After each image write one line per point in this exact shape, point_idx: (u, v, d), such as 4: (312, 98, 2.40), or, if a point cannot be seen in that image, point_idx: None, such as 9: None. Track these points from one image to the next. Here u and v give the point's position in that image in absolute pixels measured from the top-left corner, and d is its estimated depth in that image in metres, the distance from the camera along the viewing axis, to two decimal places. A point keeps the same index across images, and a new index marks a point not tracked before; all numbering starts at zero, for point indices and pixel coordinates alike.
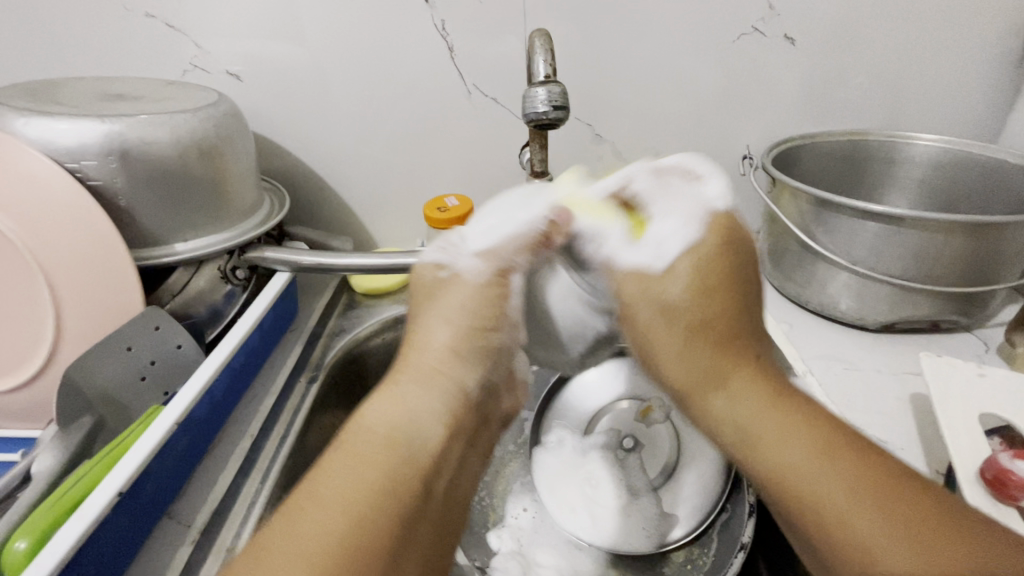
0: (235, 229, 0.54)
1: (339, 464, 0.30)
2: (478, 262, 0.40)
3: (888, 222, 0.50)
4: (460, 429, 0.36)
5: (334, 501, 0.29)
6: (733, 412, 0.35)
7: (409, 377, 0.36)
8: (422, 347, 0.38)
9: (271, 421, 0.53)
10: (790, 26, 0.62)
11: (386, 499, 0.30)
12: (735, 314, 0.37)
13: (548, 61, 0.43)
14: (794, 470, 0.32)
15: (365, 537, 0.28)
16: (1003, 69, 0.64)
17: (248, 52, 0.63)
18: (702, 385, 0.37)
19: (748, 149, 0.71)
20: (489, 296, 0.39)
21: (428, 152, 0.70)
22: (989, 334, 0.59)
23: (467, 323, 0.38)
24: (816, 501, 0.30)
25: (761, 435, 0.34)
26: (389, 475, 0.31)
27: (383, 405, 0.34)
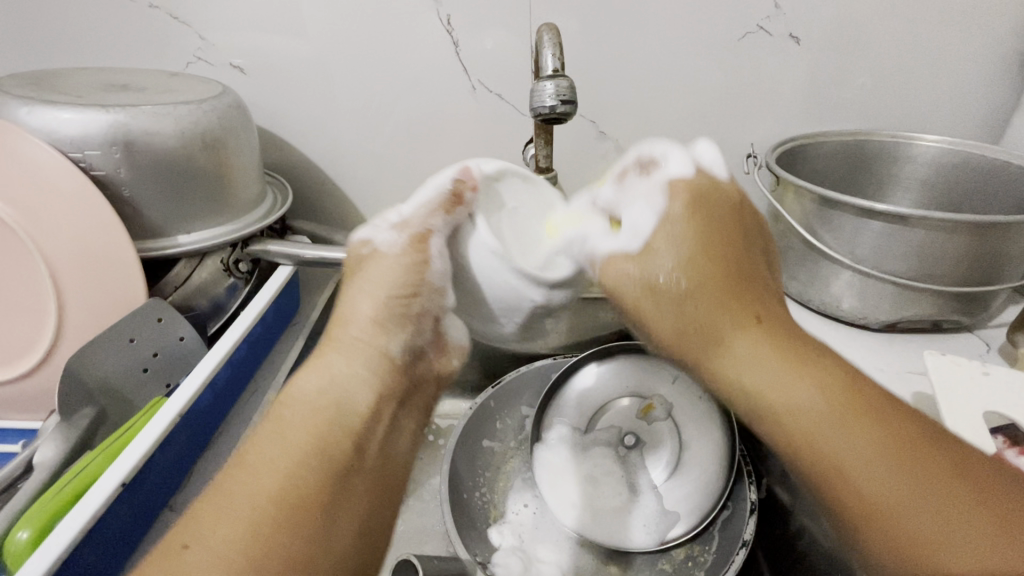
0: (238, 221, 0.54)
1: (268, 432, 0.31)
2: (397, 235, 0.38)
3: (893, 221, 0.50)
4: (392, 391, 0.36)
5: (266, 466, 0.29)
6: (747, 358, 0.33)
7: (333, 346, 0.36)
8: (346, 320, 0.36)
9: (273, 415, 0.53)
10: (796, 24, 0.62)
11: (314, 457, 0.30)
12: (729, 262, 0.35)
13: (556, 55, 0.43)
14: (809, 422, 0.31)
15: (297, 494, 0.29)
16: (1010, 69, 0.64)
17: (252, 45, 0.63)
18: (712, 335, 0.34)
19: (753, 147, 0.70)
20: (407, 264, 0.36)
21: (432, 147, 0.70)
22: (991, 335, 0.59)
23: (394, 286, 0.36)
24: (842, 470, 0.30)
25: (784, 407, 0.32)
26: (318, 439, 0.31)
27: (310, 373, 0.34)
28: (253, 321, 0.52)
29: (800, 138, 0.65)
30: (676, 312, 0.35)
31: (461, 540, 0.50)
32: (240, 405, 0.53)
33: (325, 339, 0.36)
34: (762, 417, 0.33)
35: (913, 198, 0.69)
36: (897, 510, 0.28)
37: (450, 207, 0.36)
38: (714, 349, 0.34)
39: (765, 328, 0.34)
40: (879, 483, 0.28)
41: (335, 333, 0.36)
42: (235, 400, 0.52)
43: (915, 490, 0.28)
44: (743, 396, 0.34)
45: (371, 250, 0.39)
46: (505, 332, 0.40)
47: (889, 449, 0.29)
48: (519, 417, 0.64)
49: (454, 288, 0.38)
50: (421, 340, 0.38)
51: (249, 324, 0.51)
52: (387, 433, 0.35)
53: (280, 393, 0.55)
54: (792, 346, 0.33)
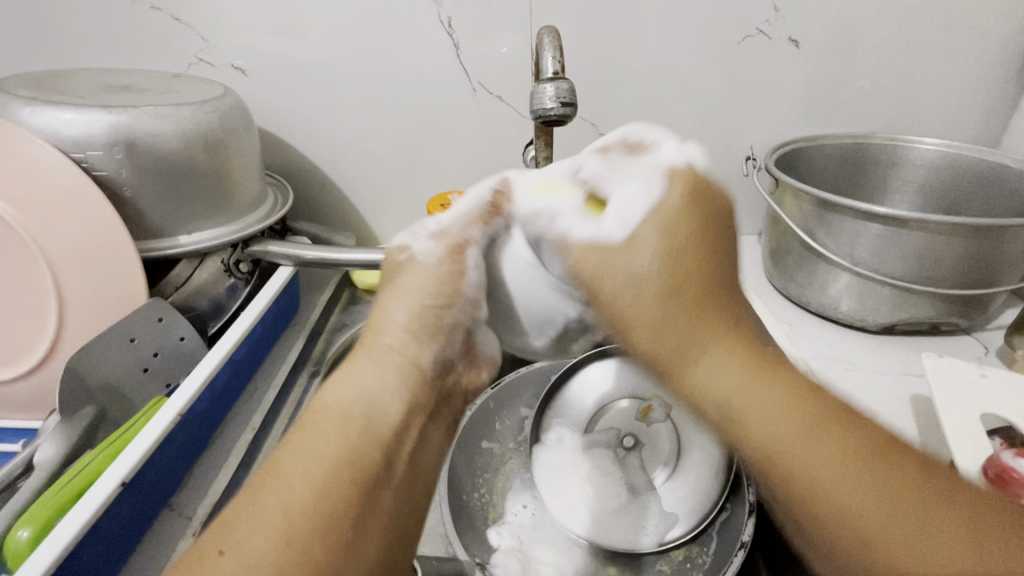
0: (239, 222, 0.55)
1: (299, 440, 0.30)
2: (433, 243, 0.39)
3: (892, 224, 0.50)
4: (423, 403, 0.36)
5: (294, 477, 0.29)
6: (715, 379, 0.31)
7: (365, 356, 0.36)
8: (379, 328, 0.37)
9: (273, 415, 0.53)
10: (795, 28, 0.62)
11: (344, 466, 0.30)
12: (712, 257, 0.33)
13: (556, 58, 0.43)
14: (780, 445, 0.28)
15: (330, 505, 0.28)
16: (1008, 73, 0.64)
17: (253, 47, 0.63)
18: (666, 345, 0.32)
19: (752, 149, 0.71)
20: (442, 274, 0.38)
21: (431, 149, 0.70)
22: (989, 337, 0.59)
23: (433, 295, 0.38)
24: (813, 482, 0.26)
25: (754, 414, 0.29)
26: (349, 449, 0.31)
27: (341, 383, 0.34)
28: (253, 321, 0.52)
29: (798, 141, 0.65)
30: (640, 320, 0.33)
31: (462, 543, 0.50)
32: (239, 406, 0.53)
33: (358, 349, 0.37)
34: (724, 422, 0.30)
35: (912, 201, 0.69)
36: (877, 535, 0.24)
37: (487, 218, 0.39)
38: (681, 367, 0.32)
39: (733, 342, 0.31)
40: (853, 496, 0.25)
41: (369, 343, 0.37)
42: (234, 401, 0.52)
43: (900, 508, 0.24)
44: (707, 404, 0.31)
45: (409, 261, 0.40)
46: (537, 346, 0.43)
47: (860, 458, 0.26)
48: (518, 418, 0.64)
49: (487, 301, 0.40)
50: (451, 352, 0.39)
51: (250, 325, 0.52)
52: (416, 445, 0.35)
53: (279, 393, 0.55)
54: (768, 360, 0.31)
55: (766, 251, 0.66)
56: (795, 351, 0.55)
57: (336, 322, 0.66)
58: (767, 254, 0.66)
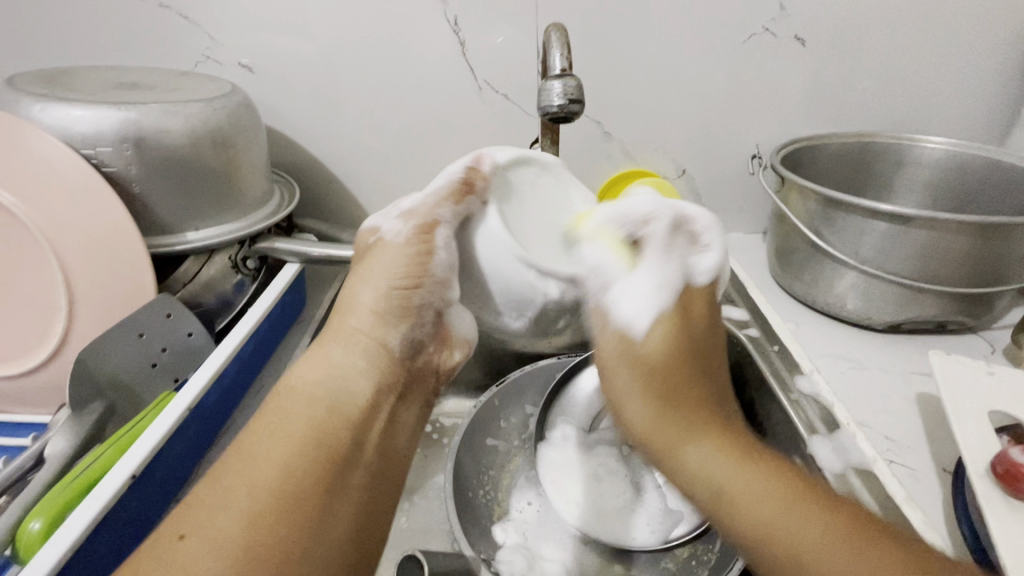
0: (247, 219, 0.55)
1: (269, 418, 0.33)
2: (402, 224, 0.41)
3: (898, 222, 0.50)
4: (388, 379, 0.38)
5: (263, 455, 0.30)
6: (707, 468, 0.34)
7: (334, 338, 0.38)
8: (347, 309, 0.39)
9: None
10: (801, 26, 0.62)
11: (312, 446, 0.32)
12: (685, 362, 0.38)
13: (563, 55, 0.43)
14: (774, 530, 0.31)
15: (297, 482, 0.30)
16: (1015, 70, 0.64)
17: (260, 45, 0.63)
18: (662, 438, 0.36)
19: (758, 148, 0.71)
20: (412, 254, 0.39)
21: (437, 146, 0.71)
22: (996, 336, 0.59)
23: (398, 275, 0.39)
24: (794, 552, 0.30)
25: (737, 492, 0.32)
26: (315, 427, 0.33)
27: (310, 365, 0.36)
28: (260, 318, 0.52)
29: (804, 139, 0.65)
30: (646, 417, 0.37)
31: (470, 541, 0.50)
32: (247, 402, 0.53)
33: (327, 334, 0.38)
34: (702, 502, 0.34)
35: (918, 199, 0.69)
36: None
37: (459, 197, 0.39)
38: (673, 461, 0.35)
39: (713, 428, 0.36)
40: (829, 564, 0.29)
41: (338, 324, 0.39)
42: (242, 397, 0.52)
43: (844, 560, 0.28)
44: (688, 483, 0.35)
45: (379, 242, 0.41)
46: (515, 328, 0.43)
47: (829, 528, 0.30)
48: (523, 415, 0.64)
49: (458, 280, 0.40)
50: (421, 333, 0.40)
51: (257, 322, 0.52)
52: (387, 425, 0.37)
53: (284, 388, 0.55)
54: (750, 449, 0.35)
55: (771, 250, 0.66)
56: (800, 349, 0.55)
57: None
58: (772, 253, 0.66)
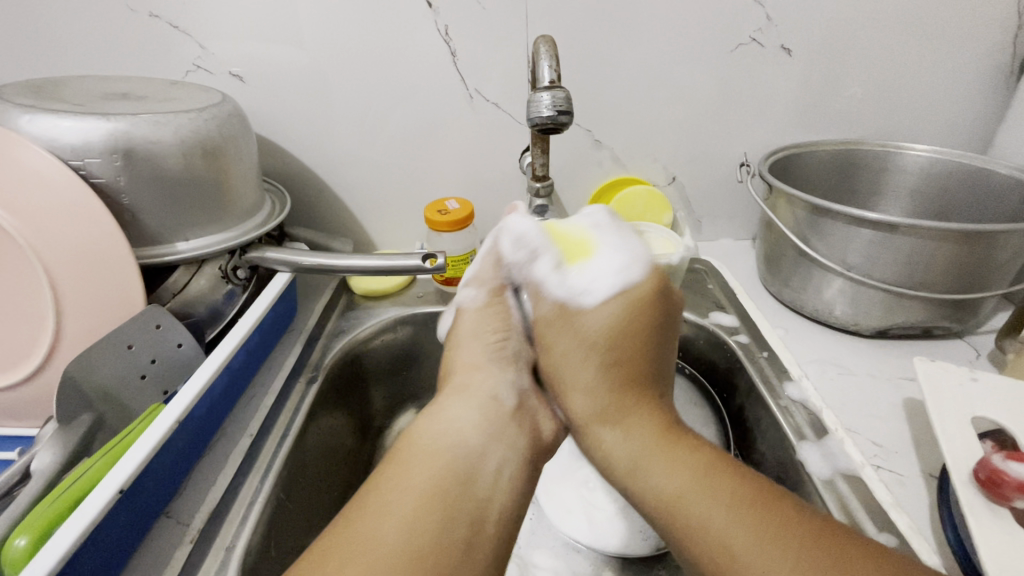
0: (237, 229, 0.55)
1: (392, 484, 0.34)
2: (472, 293, 0.47)
3: (883, 230, 0.51)
4: (505, 444, 0.38)
5: (389, 516, 0.31)
6: (619, 445, 0.38)
7: (459, 397, 0.40)
8: (461, 375, 0.42)
9: (270, 420, 0.52)
10: (787, 36, 0.63)
11: (436, 502, 0.33)
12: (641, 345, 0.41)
13: (553, 67, 0.43)
14: (673, 496, 0.35)
15: (425, 543, 0.31)
16: (996, 80, 0.65)
17: (251, 54, 0.63)
18: (595, 423, 0.40)
19: (746, 156, 0.72)
20: (492, 312, 0.46)
21: (428, 155, 0.71)
22: (980, 341, 0.60)
23: (491, 342, 0.44)
24: (690, 515, 0.33)
25: (642, 464, 0.37)
26: (439, 482, 0.34)
27: (446, 420, 0.38)
28: (251, 328, 0.52)
29: (792, 148, 0.66)
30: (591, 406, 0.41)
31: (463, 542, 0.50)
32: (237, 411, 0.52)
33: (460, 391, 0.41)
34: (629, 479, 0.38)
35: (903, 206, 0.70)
36: (720, 548, 0.31)
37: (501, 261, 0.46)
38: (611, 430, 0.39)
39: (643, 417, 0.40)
40: (721, 530, 0.32)
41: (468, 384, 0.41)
42: (232, 406, 0.52)
43: (749, 530, 0.31)
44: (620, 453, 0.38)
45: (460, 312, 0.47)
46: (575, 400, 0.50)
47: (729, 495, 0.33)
48: None
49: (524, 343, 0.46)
50: (516, 390, 0.42)
51: (248, 332, 0.52)
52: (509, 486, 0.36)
53: (275, 395, 0.55)
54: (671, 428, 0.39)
55: (760, 257, 0.67)
56: (789, 355, 0.56)
57: (335, 327, 0.65)
58: (761, 260, 0.67)
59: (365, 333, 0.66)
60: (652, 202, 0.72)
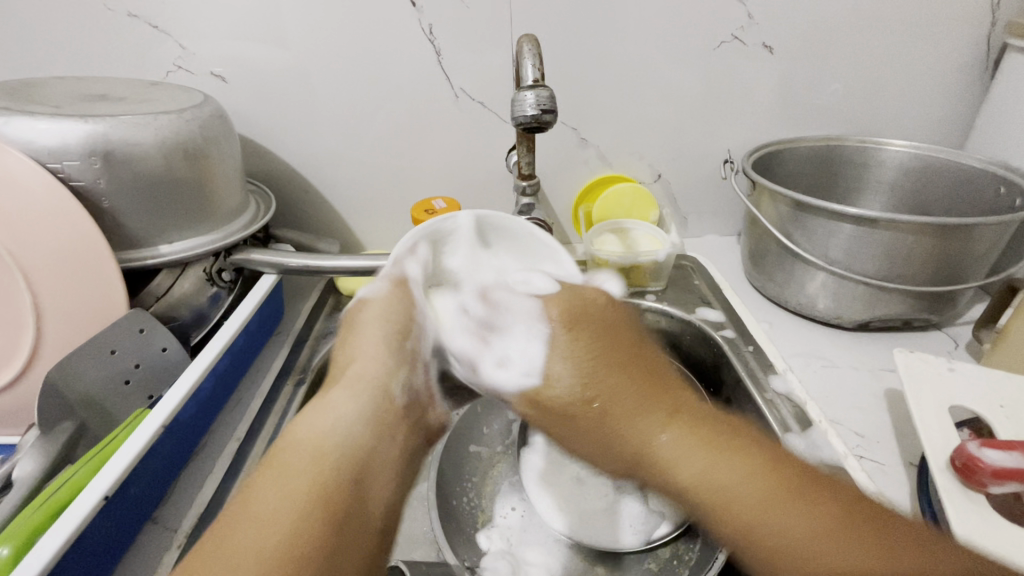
0: (220, 231, 0.54)
1: (263, 491, 0.28)
2: (384, 287, 0.42)
3: (863, 224, 0.52)
4: (391, 441, 0.34)
5: (253, 534, 0.26)
6: (674, 452, 0.35)
7: (339, 394, 0.34)
8: (347, 364, 0.37)
9: (258, 423, 0.52)
10: (768, 35, 0.64)
11: (315, 500, 0.28)
12: (631, 366, 0.40)
13: (536, 66, 0.44)
14: (742, 503, 0.32)
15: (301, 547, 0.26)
16: (971, 77, 0.67)
17: (233, 54, 0.63)
18: (648, 435, 0.36)
19: (730, 153, 0.72)
20: (395, 300, 0.41)
21: (414, 155, 0.71)
22: (957, 332, 0.61)
23: (392, 336, 0.39)
24: (758, 522, 0.31)
25: (703, 473, 0.33)
26: (317, 481, 0.29)
27: (309, 421, 0.32)
28: (236, 330, 0.52)
29: (774, 144, 0.67)
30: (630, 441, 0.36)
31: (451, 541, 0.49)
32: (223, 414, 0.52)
33: (329, 390, 0.35)
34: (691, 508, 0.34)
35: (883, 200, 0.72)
36: (810, 561, 0.29)
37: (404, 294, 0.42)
38: (642, 444, 0.36)
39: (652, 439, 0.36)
40: (800, 536, 0.30)
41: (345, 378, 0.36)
42: (219, 409, 0.51)
43: (839, 540, 0.29)
44: (665, 473, 0.35)
45: (361, 304, 0.42)
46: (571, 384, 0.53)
47: (778, 492, 0.32)
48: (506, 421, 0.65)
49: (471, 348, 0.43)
50: (416, 381, 0.39)
51: (233, 333, 0.51)
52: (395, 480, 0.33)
53: (262, 397, 0.54)
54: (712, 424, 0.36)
55: (744, 252, 0.68)
56: (773, 349, 0.57)
57: (322, 328, 0.65)
58: (746, 256, 0.68)
59: None
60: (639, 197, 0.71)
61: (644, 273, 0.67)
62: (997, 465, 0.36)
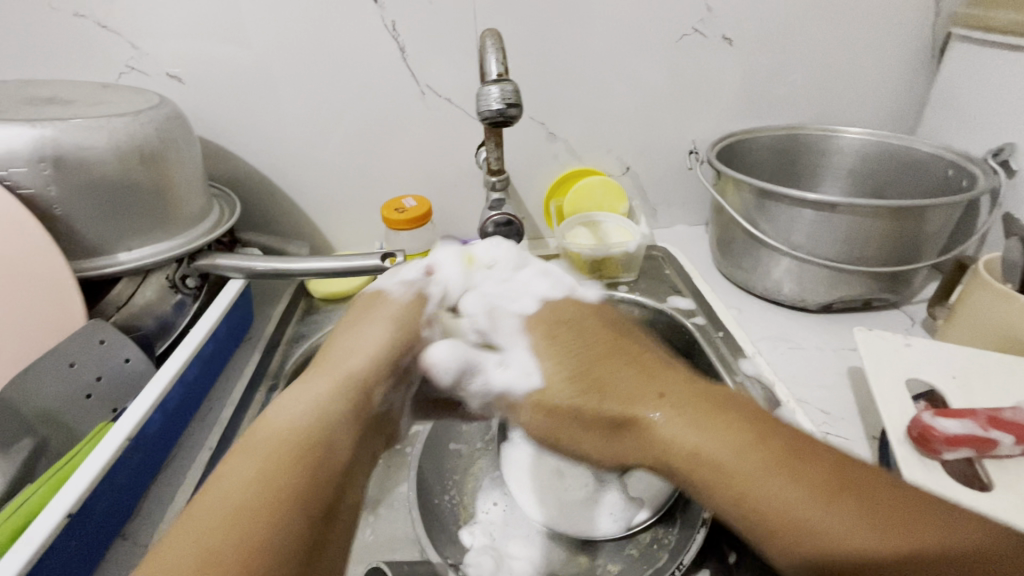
0: (183, 236, 0.52)
1: (231, 475, 0.29)
2: (403, 287, 0.47)
3: (823, 209, 0.53)
4: (365, 444, 0.36)
5: (213, 526, 0.27)
6: (672, 429, 0.35)
7: (320, 387, 0.36)
8: (343, 353, 0.40)
9: (230, 432, 0.51)
10: (727, 27, 0.66)
11: (278, 491, 0.29)
12: (618, 351, 0.41)
13: (500, 60, 0.44)
14: (748, 480, 0.31)
15: (257, 538, 0.26)
16: (920, 64, 0.70)
17: (189, 54, 0.61)
18: (654, 421, 0.36)
19: (695, 144, 0.74)
20: (410, 309, 0.44)
21: (382, 153, 0.70)
22: (914, 310, 0.64)
23: (382, 336, 0.41)
24: (799, 525, 0.28)
25: (703, 447, 0.33)
26: (291, 470, 0.30)
27: (286, 410, 0.34)
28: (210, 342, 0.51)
29: (737, 135, 0.69)
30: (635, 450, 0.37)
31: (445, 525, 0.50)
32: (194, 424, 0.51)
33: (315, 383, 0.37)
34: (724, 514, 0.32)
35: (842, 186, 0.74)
36: (824, 538, 0.27)
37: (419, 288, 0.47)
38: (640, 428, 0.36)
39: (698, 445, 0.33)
40: (845, 533, 0.27)
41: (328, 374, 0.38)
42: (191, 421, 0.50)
43: (854, 515, 0.27)
44: (685, 463, 0.34)
45: (380, 297, 0.46)
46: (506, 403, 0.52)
47: (820, 490, 0.29)
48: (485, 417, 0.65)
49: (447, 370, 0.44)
50: (393, 389, 0.41)
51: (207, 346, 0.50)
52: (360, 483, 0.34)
53: (232, 406, 0.53)
54: (706, 395, 0.36)
55: (712, 240, 0.69)
56: (742, 334, 0.58)
57: (294, 333, 0.64)
58: (713, 243, 0.69)
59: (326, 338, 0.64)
60: (607, 189, 0.72)
61: (617, 264, 0.68)
62: (949, 433, 0.38)
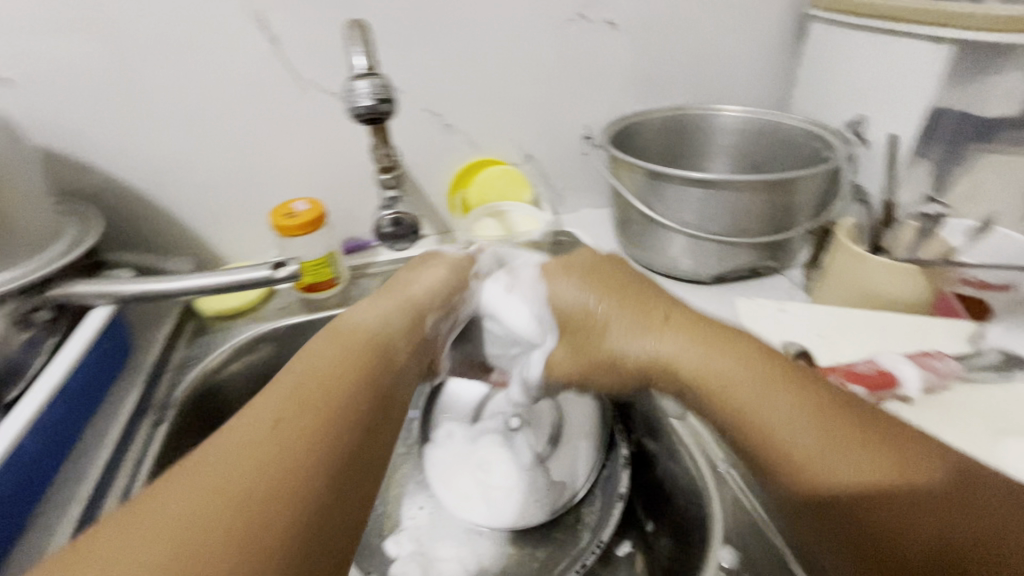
0: (30, 264, 0.47)
1: (240, 429, 0.30)
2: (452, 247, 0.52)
3: (706, 187, 0.56)
4: (391, 404, 0.36)
5: (235, 458, 0.28)
6: (659, 347, 0.40)
7: (314, 348, 0.37)
8: (376, 306, 0.43)
9: (110, 475, 0.46)
10: (608, 11, 0.66)
11: (299, 433, 0.30)
12: (623, 291, 0.44)
13: (368, 53, 0.42)
14: (748, 405, 0.35)
15: (279, 476, 0.27)
16: (786, 44, 0.74)
17: (14, 54, 0.53)
18: (656, 349, 0.40)
19: (591, 128, 0.75)
20: (460, 272, 0.49)
21: (265, 155, 0.65)
22: (797, 274, 0.69)
23: (397, 295, 0.44)
24: (786, 442, 0.33)
25: (700, 370, 0.38)
26: (314, 417, 0.31)
27: (298, 364, 0.35)
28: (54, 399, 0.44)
29: (630, 117, 0.70)
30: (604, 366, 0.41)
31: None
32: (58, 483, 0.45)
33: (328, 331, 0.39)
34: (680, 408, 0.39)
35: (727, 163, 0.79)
36: (810, 460, 0.32)
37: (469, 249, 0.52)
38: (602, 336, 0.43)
39: (679, 359, 0.39)
40: (819, 450, 0.32)
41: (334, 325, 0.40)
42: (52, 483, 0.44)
43: (821, 427, 0.32)
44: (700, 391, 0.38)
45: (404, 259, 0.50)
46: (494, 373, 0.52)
47: (801, 400, 0.34)
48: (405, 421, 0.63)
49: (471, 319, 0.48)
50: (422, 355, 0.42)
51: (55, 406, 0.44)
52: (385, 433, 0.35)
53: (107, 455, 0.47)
54: (718, 333, 0.39)
55: (614, 221, 0.71)
56: None
57: (183, 356, 0.59)
58: (615, 224, 0.71)
59: (217, 360, 0.58)
60: (509, 179, 0.72)
61: None
62: None
